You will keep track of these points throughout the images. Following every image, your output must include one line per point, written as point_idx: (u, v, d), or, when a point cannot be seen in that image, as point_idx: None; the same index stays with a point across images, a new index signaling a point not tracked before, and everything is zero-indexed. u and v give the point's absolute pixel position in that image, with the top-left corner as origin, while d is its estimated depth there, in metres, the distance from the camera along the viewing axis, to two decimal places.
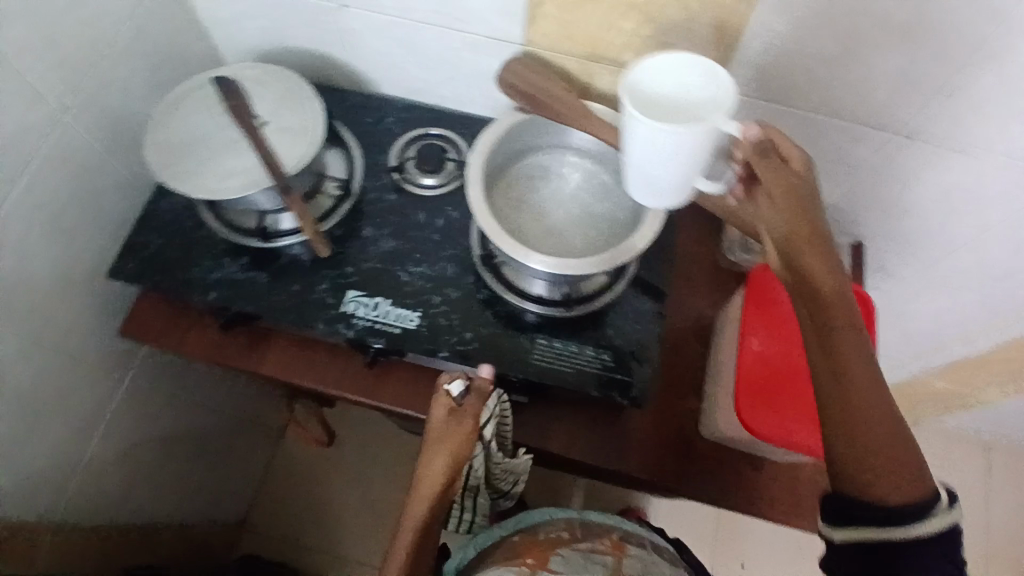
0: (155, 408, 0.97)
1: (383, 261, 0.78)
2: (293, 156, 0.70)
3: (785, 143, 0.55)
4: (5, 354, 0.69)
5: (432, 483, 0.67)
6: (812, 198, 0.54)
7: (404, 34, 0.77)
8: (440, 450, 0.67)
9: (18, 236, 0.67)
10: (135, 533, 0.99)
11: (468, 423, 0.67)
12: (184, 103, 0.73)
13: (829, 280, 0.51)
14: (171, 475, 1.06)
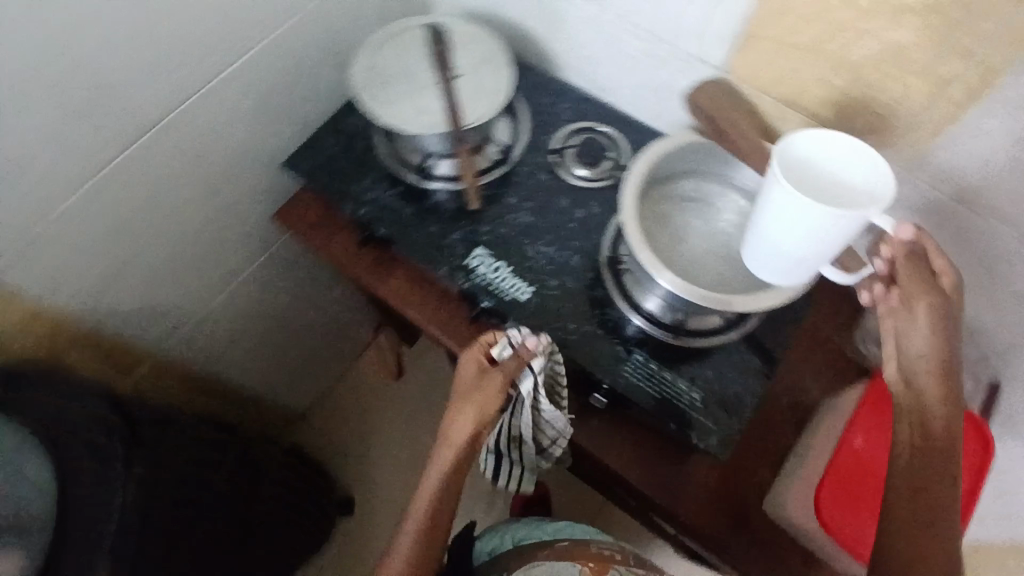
0: (274, 290, 1.07)
1: (515, 231, 0.81)
2: (473, 113, 0.75)
3: (940, 258, 0.59)
4: (186, 195, 0.81)
5: (459, 439, 0.68)
6: (952, 324, 0.59)
7: (610, 28, 0.80)
8: (466, 406, 0.68)
9: (230, 102, 0.78)
10: (219, 388, 1.11)
11: (496, 383, 0.67)
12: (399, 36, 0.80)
13: (939, 410, 0.61)
14: (264, 353, 1.16)
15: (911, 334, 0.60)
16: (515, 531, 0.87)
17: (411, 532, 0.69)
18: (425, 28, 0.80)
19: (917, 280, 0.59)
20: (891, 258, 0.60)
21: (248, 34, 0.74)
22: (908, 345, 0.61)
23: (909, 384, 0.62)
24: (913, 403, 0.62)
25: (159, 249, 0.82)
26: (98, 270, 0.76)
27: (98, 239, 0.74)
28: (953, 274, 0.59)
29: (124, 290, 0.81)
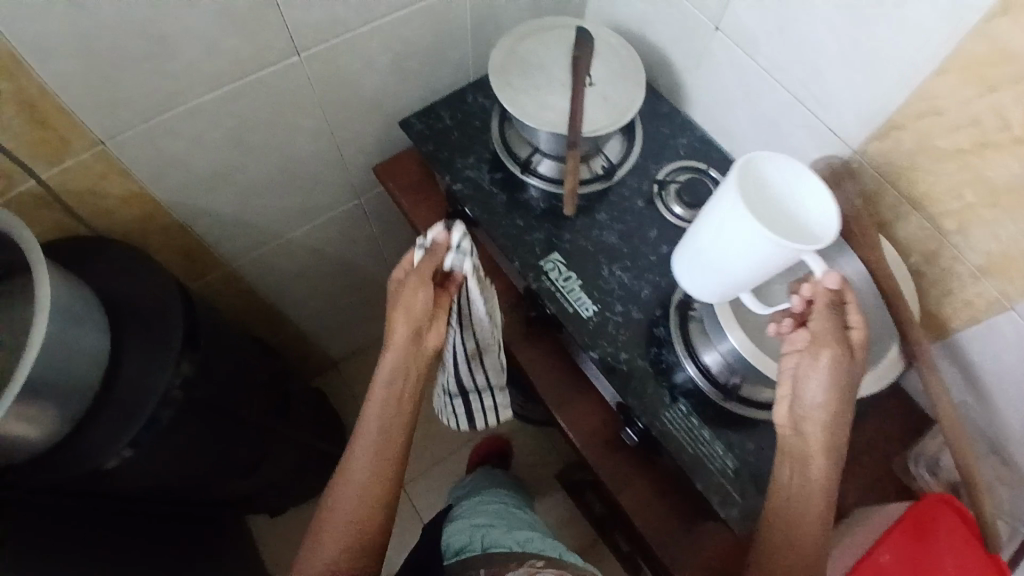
0: (350, 235, 1.11)
1: (598, 248, 0.81)
2: (594, 124, 0.75)
3: (855, 310, 0.60)
4: (305, 124, 0.84)
5: (396, 346, 0.65)
6: (849, 375, 0.60)
7: (755, 82, 0.79)
8: (397, 313, 0.65)
9: (373, 51, 0.80)
10: (272, 311, 1.15)
11: (421, 278, 0.65)
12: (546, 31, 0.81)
13: (820, 462, 0.62)
14: (322, 292, 1.20)
15: (809, 380, 0.61)
16: (484, 535, 0.84)
17: (361, 450, 0.67)
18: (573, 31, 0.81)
19: (827, 324, 0.60)
20: (809, 298, 0.60)
21: None
22: (805, 391, 0.62)
23: (798, 430, 0.63)
24: (799, 451, 0.63)
25: (264, 165, 0.86)
26: (206, 167, 0.80)
27: (212, 138, 0.77)
28: (862, 328, 0.60)
29: (222, 196, 0.85)
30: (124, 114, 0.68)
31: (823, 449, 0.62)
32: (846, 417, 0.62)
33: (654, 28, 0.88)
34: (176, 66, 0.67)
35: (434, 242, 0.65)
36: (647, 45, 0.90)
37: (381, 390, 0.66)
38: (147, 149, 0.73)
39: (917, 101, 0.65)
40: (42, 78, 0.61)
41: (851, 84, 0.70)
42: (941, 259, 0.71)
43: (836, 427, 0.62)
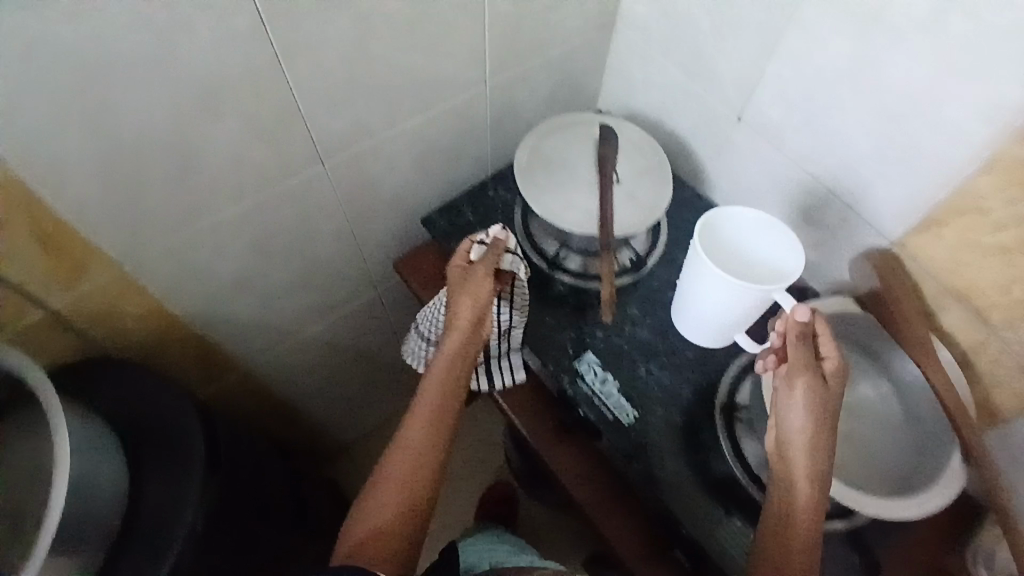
0: (368, 324, 1.08)
1: (634, 346, 0.79)
2: (624, 224, 0.74)
3: (827, 342, 0.63)
4: (325, 227, 0.82)
5: (461, 321, 0.68)
6: (825, 402, 0.62)
7: (780, 169, 0.78)
8: (462, 295, 0.69)
9: (394, 153, 0.79)
10: (289, 404, 1.11)
11: (484, 264, 0.70)
12: (569, 128, 0.80)
13: (805, 488, 0.61)
14: (338, 379, 1.16)
15: (785, 407, 0.63)
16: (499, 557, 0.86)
17: (417, 423, 0.65)
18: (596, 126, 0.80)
19: (801, 357, 0.63)
20: (783, 333, 0.65)
21: (436, 93, 0.76)
22: (783, 419, 0.63)
23: (781, 460, 0.64)
24: (784, 478, 0.63)
25: (286, 269, 0.84)
26: (228, 278, 0.78)
27: (234, 255, 0.75)
28: (834, 358, 0.63)
29: (243, 304, 0.83)
30: (144, 237, 0.66)
31: (809, 479, 0.61)
32: (829, 447, 0.62)
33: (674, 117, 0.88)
34: (198, 186, 0.65)
35: (496, 238, 0.71)
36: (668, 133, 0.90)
37: (445, 360, 0.68)
38: (169, 269, 0.71)
39: (957, 199, 0.63)
40: (62, 212, 0.59)
41: (884, 178, 0.68)
42: (991, 353, 0.68)
43: (818, 455, 0.62)
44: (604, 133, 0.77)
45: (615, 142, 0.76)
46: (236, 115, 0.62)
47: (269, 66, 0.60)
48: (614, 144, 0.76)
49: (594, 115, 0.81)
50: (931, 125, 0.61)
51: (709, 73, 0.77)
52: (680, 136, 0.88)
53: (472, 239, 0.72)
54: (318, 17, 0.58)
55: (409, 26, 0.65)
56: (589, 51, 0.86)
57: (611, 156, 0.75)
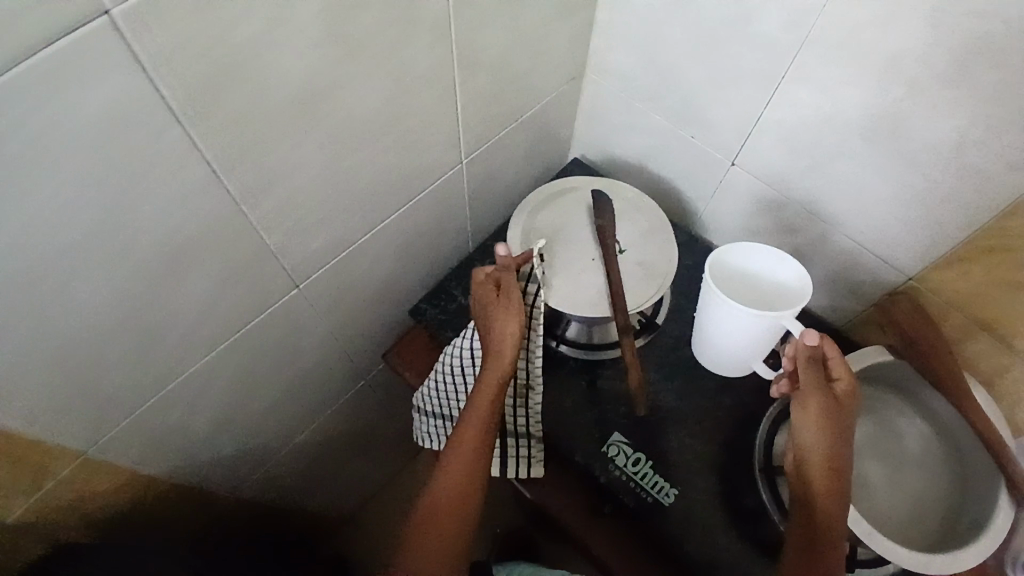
0: (369, 416, 1.00)
1: (660, 416, 0.74)
2: (636, 295, 0.69)
3: (840, 365, 0.61)
4: (310, 342, 0.74)
5: (500, 351, 0.61)
6: (838, 422, 0.60)
7: (780, 210, 0.75)
8: (496, 322, 0.62)
9: (377, 250, 0.72)
10: (297, 514, 1.02)
11: (513, 292, 0.62)
12: (562, 201, 0.76)
13: (828, 500, 0.59)
14: (344, 476, 1.07)
15: (798, 427, 0.61)
16: None
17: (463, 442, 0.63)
18: (588, 194, 0.76)
19: (812, 380, 0.60)
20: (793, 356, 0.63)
21: (416, 181, 0.70)
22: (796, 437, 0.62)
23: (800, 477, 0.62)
24: (803, 494, 0.61)
25: (267, 396, 0.74)
26: (208, 423, 0.68)
27: (216, 400, 0.66)
28: (847, 378, 0.61)
29: (227, 441, 0.73)
30: (109, 413, 0.57)
31: (832, 488, 0.59)
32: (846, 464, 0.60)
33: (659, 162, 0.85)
34: (162, 348, 0.56)
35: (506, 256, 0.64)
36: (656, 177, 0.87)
37: (494, 391, 0.62)
38: (142, 434, 0.62)
39: (976, 236, 0.60)
40: (7, 422, 0.49)
41: (899, 220, 0.65)
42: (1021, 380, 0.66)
43: (838, 470, 0.60)
44: (598, 200, 0.72)
45: (614, 208, 0.71)
46: (200, 266, 0.54)
47: (227, 207, 0.52)
48: (609, 209, 0.71)
49: (589, 180, 0.77)
50: (937, 166, 0.58)
51: (709, 122, 0.74)
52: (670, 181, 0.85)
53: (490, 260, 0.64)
54: (278, 143, 0.52)
55: (377, 126, 0.60)
56: (561, 105, 0.82)
57: (610, 225, 0.70)
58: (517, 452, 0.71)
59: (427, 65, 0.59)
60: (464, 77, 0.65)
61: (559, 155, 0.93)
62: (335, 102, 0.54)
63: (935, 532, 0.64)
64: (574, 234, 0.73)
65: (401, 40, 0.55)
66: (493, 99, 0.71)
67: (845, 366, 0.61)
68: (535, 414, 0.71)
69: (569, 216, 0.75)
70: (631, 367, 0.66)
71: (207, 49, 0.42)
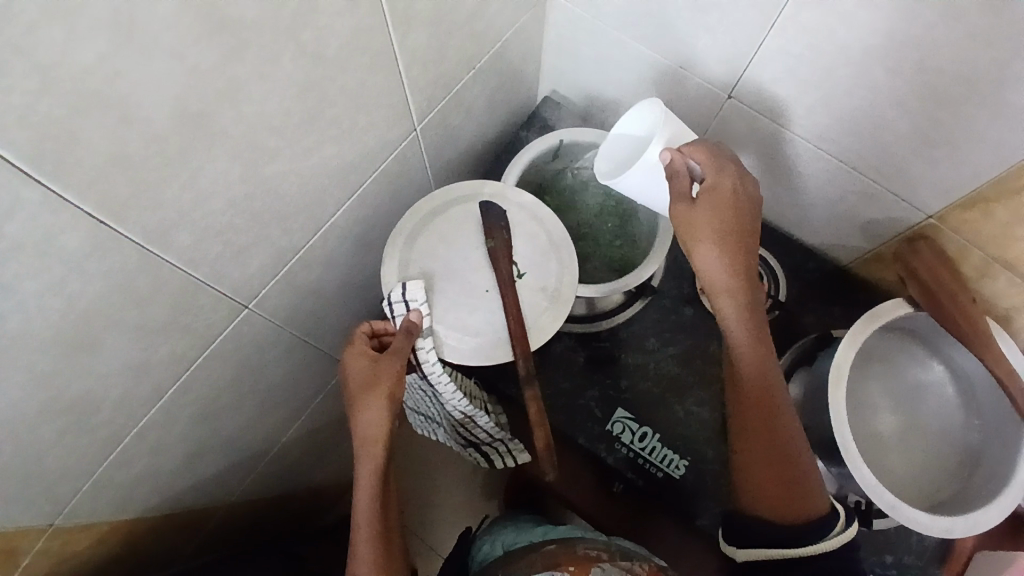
0: None
1: (662, 385, 0.70)
2: (541, 328, 0.62)
3: (705, 162, 0.57)
4: (274, 352, 0.67)
5: (377, 432, 0.61)
6: (713, 221, 0.57)
7: (782, 146, 0.68)
8: (369, 402, 0.60)
9: (333, 247, 0.64)
10: (303, 496, 1.00)
11: (391, 366, 0.59)
12: (447, 217, 0.64)
13: (737, 327, 0.60)
14: (345, 452, 1.05)
15: (691, 256, 0.59)
16: (504, 538, 0.77)
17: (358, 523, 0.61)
18: (478, 205, 0.65)
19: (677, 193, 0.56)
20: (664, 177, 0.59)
21: (366, 164, 0.60)
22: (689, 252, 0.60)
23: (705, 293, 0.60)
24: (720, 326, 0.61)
25: (239, 414, 0.68)
26: (180, 458, 0.63)
27: (178, 434, 0.61)
28: (711, 175, 0.57)
29: (206, 465, 0.69)
30: (64, 485, 0.52)
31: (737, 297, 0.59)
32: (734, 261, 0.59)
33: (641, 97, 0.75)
34: (102, 408, 0.50)
35: (410, 321, 0.59)
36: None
37: (370, 471, 0.61)
38: (110, 490, 0.57)
39: (1006, 174, 0.56)
40: None
41: (917, 153, 0.59)
42: None
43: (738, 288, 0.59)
44: (488, 215, 0.63)
45: (506, 223, 0.63)
46: (123, 322, 0.47)
47: (137, 256, 0.44)
48: (506, 225, 0.63)
49: (479, 186, 0.66)
50: (965, 90, 0.52)
51: (694, 53, 0.65)
52: None
53: (371, 325, 0.62)
54: (185, 172, 0.43)
55: (309, 118, 0.50)
56: (518, 41, 0.71)
57: (502, 246, 0.62)
58: (501, 447, 0.72)
59: (351, 34, 0.48)
60: (401, 37, 0.53)
61: (527, 97, 0.83)
62: (243, 105, 0.44)
63: (952, 484, 0.65)
64: (464, 263, 0.63)
65: (313, 11, 0.43)
66: (443, 53, 0.60)
67: (709, 164, 0.57)
68: (495, 428, 0.69)
69: (460, 236, 0.64)
70: (534, 424, 0.60)
71: (52, 85, 0.32)
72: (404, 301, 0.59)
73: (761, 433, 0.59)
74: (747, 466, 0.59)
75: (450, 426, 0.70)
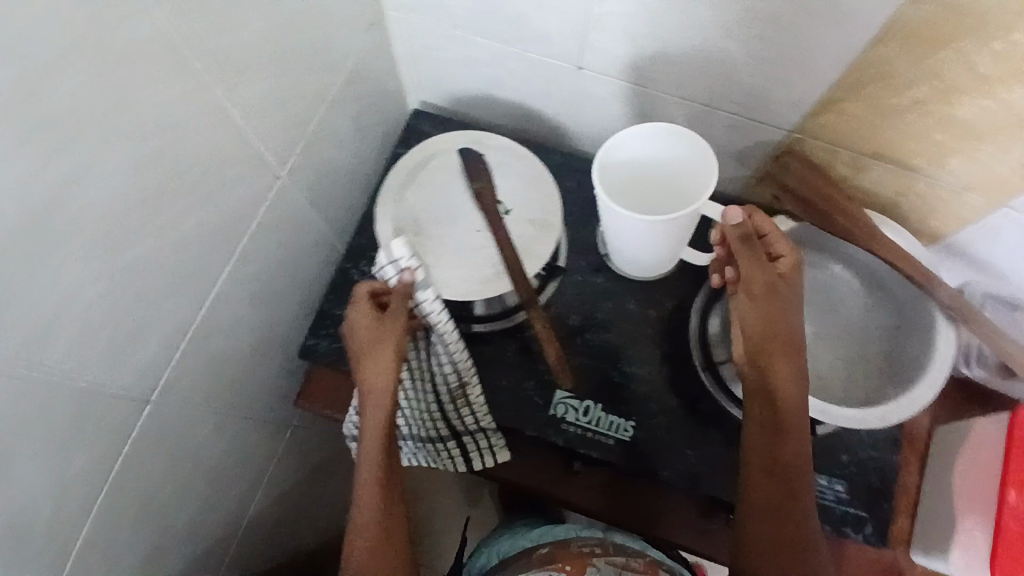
0: (317, 446, 0.94)
1: (593, 357, 0.71)
2: (531, 256, 0.67)
3: (781, 241, 0.60)
4: (201, 432, 0.65)
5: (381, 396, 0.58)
6: (789, 301, 0.60)
7: (645, 101, 0.70)
8: (375, 364, 0.58)
9: (231, 313, 0.63)
10: (292, 563, 0.98)
11: (397, 324, 0.58)
12: (431, 168, 0.71)
13: (789, 398, 0.59)
14: (322, 507, 1.03)
15: (744, 314, 0.60)
16: (499, 547, 0.78)
17: (364, 515, 0.58)
18: (457, 154, 0.72)
19: (750, 260, 0.59)
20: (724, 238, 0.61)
21: (238, 223, 0.59)
22: (745, 326, 0.61)
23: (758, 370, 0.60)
24: (766, 397, 0.60)
25: (183, 505, 0.66)
26: (132, 567, 0.61)
27: (119, 545, 0.58)
28: (790, 257, 0.60)
29: (166, 565, 0.67)
30: None
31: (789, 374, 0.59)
32: (802, 340, 0.60)
33: (503, 86, 0.76)
34: (28, 542, 0.48)
35: (403, 281, 0.61)
36: (506, 100, 0.79)
37: (376, 444, 0.58)
38: None
39: (846, 71, 0.58)
40: None
41: (761, 75, 0.62)
42: (926, 194, 0.66)
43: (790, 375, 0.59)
44: (468, 161, 0.70)
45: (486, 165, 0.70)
46: (16, 453, 0.45)
47: (7, 385, 0.42)
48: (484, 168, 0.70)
49: (455, 136, 0.72)
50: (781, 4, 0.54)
51: (535, 32, 0.66)
52: (525, 103, 0.78)
53: (372, 285, 0.59)
54: (34, 283, 0.41)
55: (156, 196, 0.49)
56: (365, 62, 0.71)
57: (487, 187, 0.69)
58: (476, 446, 0.69)
59: (172, 101, 0.47)
60: (228, 91, 0.52)
61: (396, 113, 0.83)
62: (74, 205, 0.42)
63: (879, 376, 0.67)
64: (458, 209, 0.69)
65: (116, 90, 0.42)
66: (283, 95, 0.59)
67: (787, 241, 0.59)
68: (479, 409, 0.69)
69: (445, 187, 0.70)
70: (545, 341, 0.69)
71: None
72: (392, 262, 0.64)
73: (788, 508, 0.59)
74: (764, 538, 0.58)
75: (436, 410, 0.69)
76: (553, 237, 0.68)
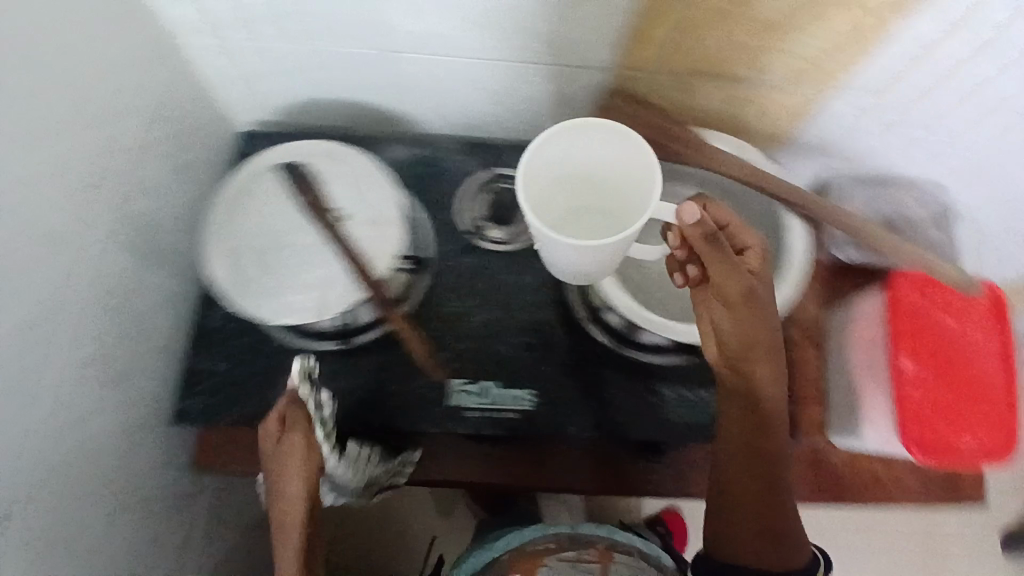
0: (246, 502, 0.90)
1: (483, 336, 0.71)
2: (389, 254, 0.66)
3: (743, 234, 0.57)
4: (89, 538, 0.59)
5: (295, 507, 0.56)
6: (765, 299, 0.58)
7: (467, 69, 0.68)
8: (286, 472, 0.56)
9: (78, 405, 0.57)
10: None
11: (297, 428, 0.57)
12: (252, 193, 0.67)
13: (768, 398, 0.61)
14: None
15: (720, 321, 0.59)
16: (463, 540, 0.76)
17: None
18: (274, 173, 0.68)
19: (721, 262, 0.55)
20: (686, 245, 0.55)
21: (53, 309, 0.53)
22: (723, 335, 0.59)
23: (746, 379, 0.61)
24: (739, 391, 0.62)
25: None
26: None
27: None
28: (757, 251, 0.58)
29: None
30: None
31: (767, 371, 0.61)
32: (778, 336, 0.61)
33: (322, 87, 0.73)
34: None
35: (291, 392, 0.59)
36: (330, 99, 0.75)
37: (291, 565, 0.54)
38: None
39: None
40: None
41: (563, 21, 0.61)
42: (752, 99, 0.68)
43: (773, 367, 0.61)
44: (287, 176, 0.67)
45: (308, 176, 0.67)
46: None
47: None
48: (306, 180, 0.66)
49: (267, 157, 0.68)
50: None
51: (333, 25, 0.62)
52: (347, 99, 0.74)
53: (277, 410, 0.58)
54: None
55: None
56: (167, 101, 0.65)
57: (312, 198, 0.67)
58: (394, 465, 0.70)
59: None
60: None
61: (220, 141, 0.77)
62: None
63: None
64: (290, 228, 0.67)
65: None
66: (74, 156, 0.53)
67: (750, 233, 0.58)
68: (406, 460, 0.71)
69: (270, 210, 0.67)
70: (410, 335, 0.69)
71: None
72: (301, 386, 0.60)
73: (764, 488, 0.63)
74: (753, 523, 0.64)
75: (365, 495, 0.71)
76: (396, 234, 0.66)
